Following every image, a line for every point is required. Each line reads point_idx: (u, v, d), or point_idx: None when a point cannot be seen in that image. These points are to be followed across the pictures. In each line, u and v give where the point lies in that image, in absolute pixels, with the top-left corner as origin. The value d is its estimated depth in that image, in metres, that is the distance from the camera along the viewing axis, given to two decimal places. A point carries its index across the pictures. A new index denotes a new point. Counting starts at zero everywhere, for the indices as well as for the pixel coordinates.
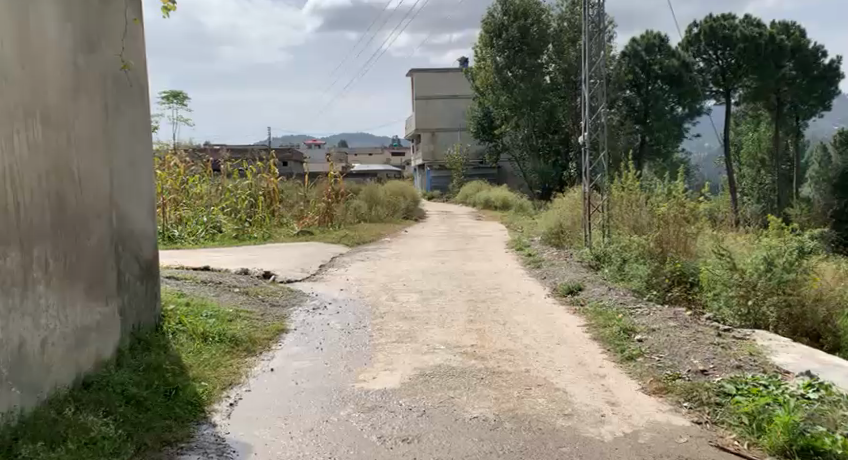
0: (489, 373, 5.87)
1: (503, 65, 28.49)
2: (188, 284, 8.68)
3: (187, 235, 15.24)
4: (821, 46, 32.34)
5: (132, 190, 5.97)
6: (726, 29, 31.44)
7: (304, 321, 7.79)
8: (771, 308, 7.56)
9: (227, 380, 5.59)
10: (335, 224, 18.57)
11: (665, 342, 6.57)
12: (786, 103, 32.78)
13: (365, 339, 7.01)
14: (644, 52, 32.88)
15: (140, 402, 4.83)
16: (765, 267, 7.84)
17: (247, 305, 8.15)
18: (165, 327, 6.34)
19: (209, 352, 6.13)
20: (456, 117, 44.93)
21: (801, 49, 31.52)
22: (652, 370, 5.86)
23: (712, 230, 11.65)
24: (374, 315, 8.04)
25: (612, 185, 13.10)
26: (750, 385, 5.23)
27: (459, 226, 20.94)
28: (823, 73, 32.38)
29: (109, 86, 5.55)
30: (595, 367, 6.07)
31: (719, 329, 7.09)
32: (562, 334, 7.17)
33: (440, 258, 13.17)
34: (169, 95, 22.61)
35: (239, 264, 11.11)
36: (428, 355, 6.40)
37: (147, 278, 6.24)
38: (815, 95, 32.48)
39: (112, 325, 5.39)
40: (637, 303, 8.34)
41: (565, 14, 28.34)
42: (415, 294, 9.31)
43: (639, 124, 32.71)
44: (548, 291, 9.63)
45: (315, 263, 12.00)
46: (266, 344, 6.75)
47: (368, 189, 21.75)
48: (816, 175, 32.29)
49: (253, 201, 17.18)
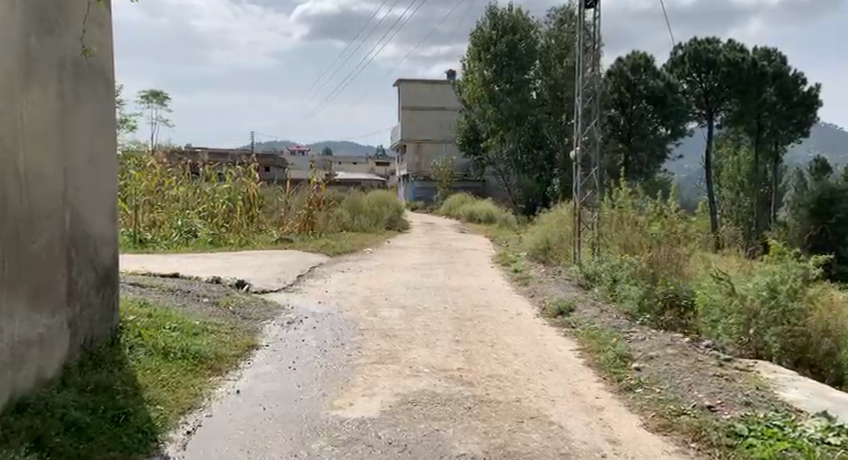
0: (477, 402, 5.38)
1: (490, 79, 28.21)
2: (153, 292, 8.11)
3: (160, 239, 14.79)
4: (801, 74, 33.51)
5: (91, 190, 5.45)
6: (709, 53, 32.03)
7: (278, 335, 7.27)
8: (774, 338, 7.15)
9: (186, 403, 5.02)
10: (316, 232, 18.00)
11: (665, 372, 6.15)
12: (767, 128, 33.54)
13: (344, 358, 6.49)
14: (629, 72, 32.16)
15: (82, 429, 4.22)
16: (768, 294, 7.38)
17: (217, 317, 7.59)
18: (122, 341, 5.85)
19: (168, 370, 5.57)
20: (442, 129, 44.58)
21: (782, 76, 32.83)
22: (655, 404, 5.38)
23: (705, 254, 11.16)
24: (353, 332, 7.50)
25: (604, 202, 12.71)
26: (764, 425, 4.76)
27: (444, 238, 20.58)
28: (804, 99, 33.55)
29: (68, 73, 5.01)
30: (591, 398, 5.59)
31: (720, 359, 6.67)
32: (554, 360, 6.69)
33: (424, 271, 12.65)
34: (149, 94, 22.01)
35: (211, 271, 10.53)
36: (411, 379, 5.89)
37: (105, 286, 5.73)
38: (794, 121, 33.52)
39: (58, 340, 4.85)
40: (632, 327, 7.92)
41: (552, 31, 28.29)
42: (398, 309, 8.79)
43: (623, 143, 32.06)
44: (536, 312, 9.15)
45: (294, 273, 11.44)
46: (234, 361, 6.21)
47: (352, 199, 21.34)
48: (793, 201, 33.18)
49: (231, 207, 16.41)
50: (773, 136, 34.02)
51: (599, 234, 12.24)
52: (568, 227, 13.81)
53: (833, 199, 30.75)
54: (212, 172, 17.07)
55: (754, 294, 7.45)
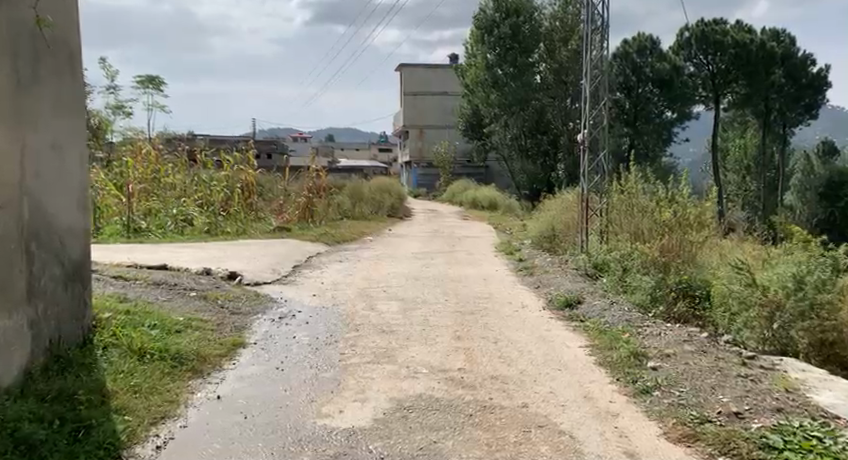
0: (478, 408, 4.90)
1: (494, 63, 27.84)
2: (136, 286, 7.62)
3: (154, 228, 14.22)
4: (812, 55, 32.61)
5: (56, 178, 5.00)
6: (717, 34, 30.96)
7: (267, 332, 6.79)
8: (802, 333, 6.62)
9: (158, 412, 4.55)
10: (316, 221, 17.37)
11: (684, 373, 5.66)
12: (774, 111, 32.98)
13: (337, 358, 6.02)
14: (635, 54, 31.51)
15: (33, 447, 3.78)
16: (794, 286, 6.82)
17: (203, 312, 7.10)
18: (95, 342, 5.38)
19: (143, 373, 5.09)
20: (444, 114, 43.94)
21: (791, 56, 32.13)
22: (674, 410, 4.90)
23: (719, 242, 10.62)
24: (348, 329, 7.02)
25: (612, 186, 12.09)
26: (801, 437, 4.29)
27: (447, 225, 20.12)
28: (813, 80, 32.68)
29: (20, 46, 4.54)
30: (605, 403, 5.11)
31: (743, 357, 6.17)
32: (563, 358, 6.21)
33: (425, 261, 12.20)
34: (145, 80, 21.45)
35: (201, 262, 10.04)
36: (407, 381, 5.42)
37: (74, 283, 5.25)
38: (803, 104, 32.83)
39: (16, 342, 4.40)
40: (644, 321, 7.44)
41: (557, 13, 27.08)
42: (396, 302, 8.33)
43: (628, 127, 31.21)
44: (542, 304, 8.67)
45: (289, 263, 10.98)
46: (218, 362, 5.73)
47: (352, 186, 20.81)
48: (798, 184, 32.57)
49: (228, 194, 15.80)
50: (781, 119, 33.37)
51: (608, 222, 11.70)
52: (572, 215, 13.28)
53: (842, 182, 30.30)
54: (208, 158, 16.50)
55: (779, 286, 6.92)
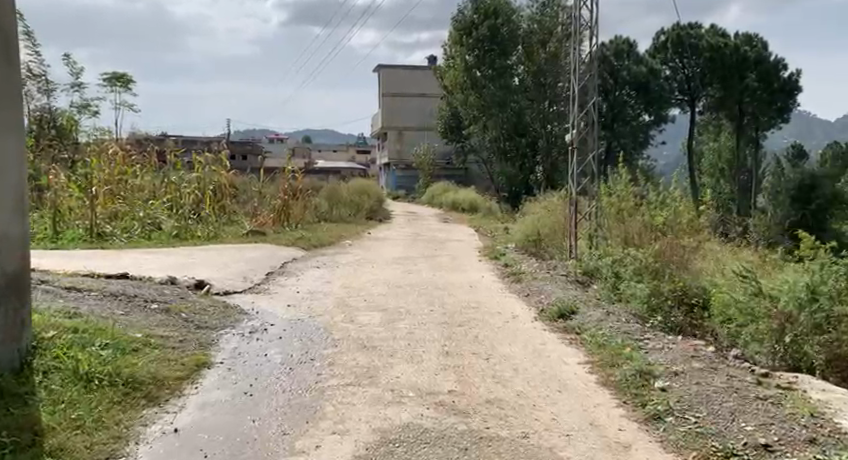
0: (474, 440, 4.32)
1: (472, 64, 27.05)
2: (90, 300, 6.90)
3: (120, 232, 13.39)
4: (782, 60, 31.87)
5: None
6: (692, 39, 31.55)
7: (235, 350, 6.13)
8: (818, 348, 6.13)
9: (100, 452, 3.94)
10: (291, 224, 16.69)
11: (695, 394, 5.12)
12: (747, 114, 31.96)
13: (312, 379, 5.38)
14: (612, 57, 31.70)
15: None
16: (807, 297, 6.33)
17: (165, 328, 6.42)
18: (34, 366, 4.71)
19: (88, 402, 4.43)
20: (424, 116, 43.35)
21: (764, 62, 30.97)
22: (693, 441, 4.38)
23: (712, 247, 10.11)
24: (327, 344, 6.38)
25: (603, 191, 11.46)
26: None
27: (427, 228, 19.48)
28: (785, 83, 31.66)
29: None
30: (615, 432, 4.55)
31: (756, 375, 5.66)
32: (564, 378, 5.63)
33: (407, 266, 11.57)
34: (112, 78, 20.61)
35: (167, 270, 9.35)
36: (392, 407, 4.82)
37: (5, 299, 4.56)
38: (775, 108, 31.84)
39: None
40: (645, 333, 6.89)
41: (535, 15, 26.78)
42: (378, 313, 7.71)
43: (606, 129, 31.51)
44: (535, 314, 8.09)
45: (263, 270, 10.33)
46: (178, 387, 5.05)
47: (329, 188, 20.16)
48: (770, 187, 31.72)
49: (200, 196, 15.09)
50: (753, 123, 32.34)
51: (597, 226, 10.95)
52: (560, 217, 12.77)
53: (813, 185, 29.56)
54: (177, 159, 15.73)
55: (790, 298, 6.39)
